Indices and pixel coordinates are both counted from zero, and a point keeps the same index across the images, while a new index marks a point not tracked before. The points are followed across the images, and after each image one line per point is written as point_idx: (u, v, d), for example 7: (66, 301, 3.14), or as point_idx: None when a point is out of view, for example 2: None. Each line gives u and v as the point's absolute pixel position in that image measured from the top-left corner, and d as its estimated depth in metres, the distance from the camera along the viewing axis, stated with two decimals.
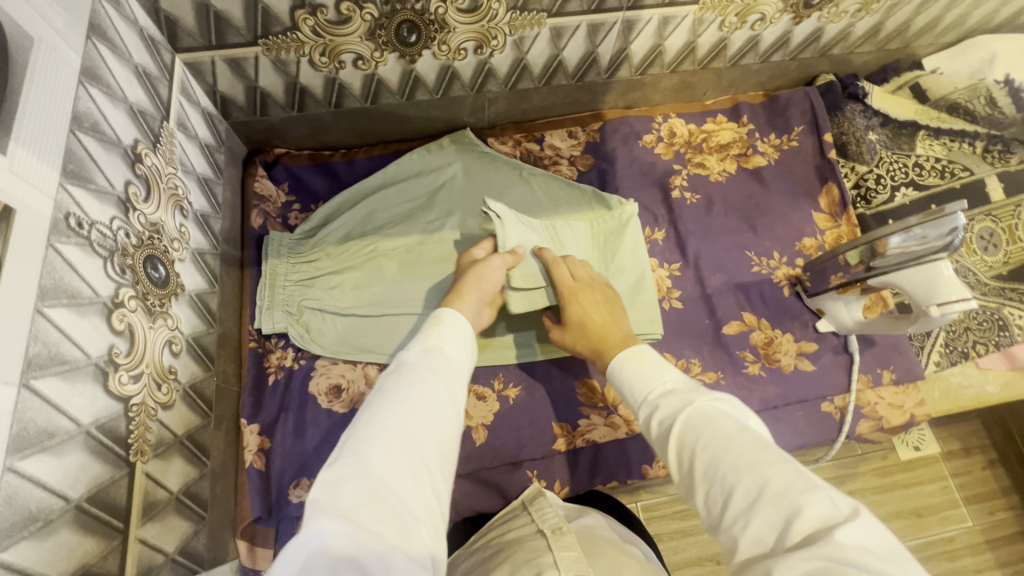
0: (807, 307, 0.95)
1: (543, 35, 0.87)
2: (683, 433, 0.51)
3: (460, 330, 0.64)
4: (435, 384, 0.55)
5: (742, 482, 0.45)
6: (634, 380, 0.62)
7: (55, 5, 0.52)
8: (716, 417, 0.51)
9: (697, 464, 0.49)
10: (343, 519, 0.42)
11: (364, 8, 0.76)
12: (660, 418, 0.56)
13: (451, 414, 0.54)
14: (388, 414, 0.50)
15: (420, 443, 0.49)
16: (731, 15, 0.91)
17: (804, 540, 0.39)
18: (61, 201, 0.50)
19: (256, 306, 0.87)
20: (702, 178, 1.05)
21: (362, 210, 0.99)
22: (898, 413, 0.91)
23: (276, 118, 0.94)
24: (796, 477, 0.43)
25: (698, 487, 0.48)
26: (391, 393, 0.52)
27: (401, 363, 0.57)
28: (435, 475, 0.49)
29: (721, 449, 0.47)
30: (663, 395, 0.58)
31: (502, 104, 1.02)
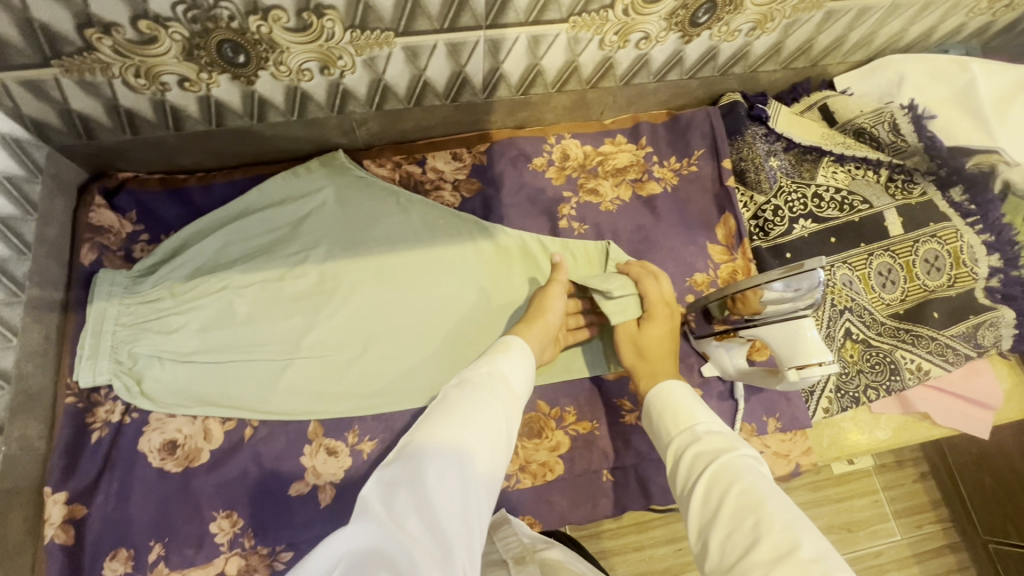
0: (694, 349, 0.89)
1: (396, 55, 0.78)
2: (720, 473, 0.57)
3: (522, 360, 0.70)
4: (494, 407, 0.61)
5: (772, 537, 0.49)
6: (668, 412, 0.68)
7: None
8: (757, 472, 0.56)
9: (725, 505, 0.54)
10: (388, 520, 0.49)
11: (169, 27, 0.66)
12: (699, 453, 0.61)
13: (501, 437, 0.60)
14: (449, 427, 0.57)
15: (473, 462, 0.56)
16: (610, 33, 0.83)
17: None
18: None
19: (77, 354, 0.79)
20: (593, 207, 0.97)
21: (215, 242, 0.90)
22: (782, 462, 0.87)
23: (109, 142, 0.84)
24: (820, 545, 0.48)
25: (718, 528, 0.54)
26: (455, 406, 0.60)
27: (466, 381, 0.64)
28: (482, 486, 0.56)
29: (758, 501, 0.52)
30: (708, 431, 0.63)
31: (374, 125, 0.93)
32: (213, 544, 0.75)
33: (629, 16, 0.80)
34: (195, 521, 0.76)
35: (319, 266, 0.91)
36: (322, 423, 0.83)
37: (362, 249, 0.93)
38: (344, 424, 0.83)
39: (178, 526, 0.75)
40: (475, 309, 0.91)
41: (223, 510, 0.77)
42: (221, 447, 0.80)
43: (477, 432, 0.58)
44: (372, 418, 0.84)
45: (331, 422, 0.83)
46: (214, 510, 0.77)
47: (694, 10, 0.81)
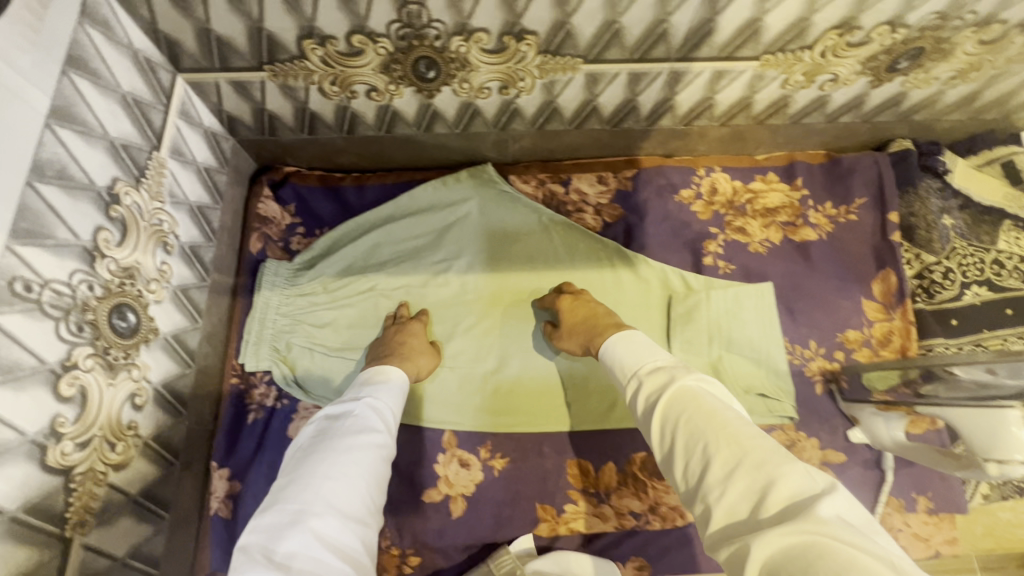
0: (840, 410, 0.85)
1: (576, 80, 0.78)
2: (669, 407, 0.55)
3: (393, 389, 0.72)
4: (365, 434, 0.63)
5: (720, 453, 0.48)
6: (621, 358, 0.67)
7: (19, 43, 0.48)
8: (707, 397, 0.54)
9: (677, 437, 0.53)
10: (274, 565, 0.49)
11: (378, 42, 0.68)
12: (647, 394, 0.60)
13: (377, 460, 0.62)
14: (317, 468, 0.58)
15: (354, 494, 0.58)
16: (798, 73, 0.78)
17: (786, 516, 0.42)
18: (5, 266, 0.46)
19: (243, 338, 0.84)
20: (739, 246, 0.94)
21: (366, 243, 0.93)
22: (921, 545, 0.81)
23: (286, 139, 0.89)
24: (776, 452, 0.47)
25: (678, 454, 0.52)
26: (326, 446, 0.61)
27: (333, 419, 0.65)
28: (358, 511, 0.57)
29: (704, 421, 0.51)
30: (652, 369, 0.62)
31: (528, 142, 0.93)
32: None
33: (825, 58, 0.75)
34: None
35: (461, 277, 0.93)
36: (456, 433, 0.84)
37: (500, 264, 0.94)
38: (477, 438, 0.84)
39: None
40: None
41: None
42: None
43: (349, 463, 0.59)
44: (504, 436, 0.85)
45: (465, 434, 0.85)
46: None
47: (897, 56, 0.76)
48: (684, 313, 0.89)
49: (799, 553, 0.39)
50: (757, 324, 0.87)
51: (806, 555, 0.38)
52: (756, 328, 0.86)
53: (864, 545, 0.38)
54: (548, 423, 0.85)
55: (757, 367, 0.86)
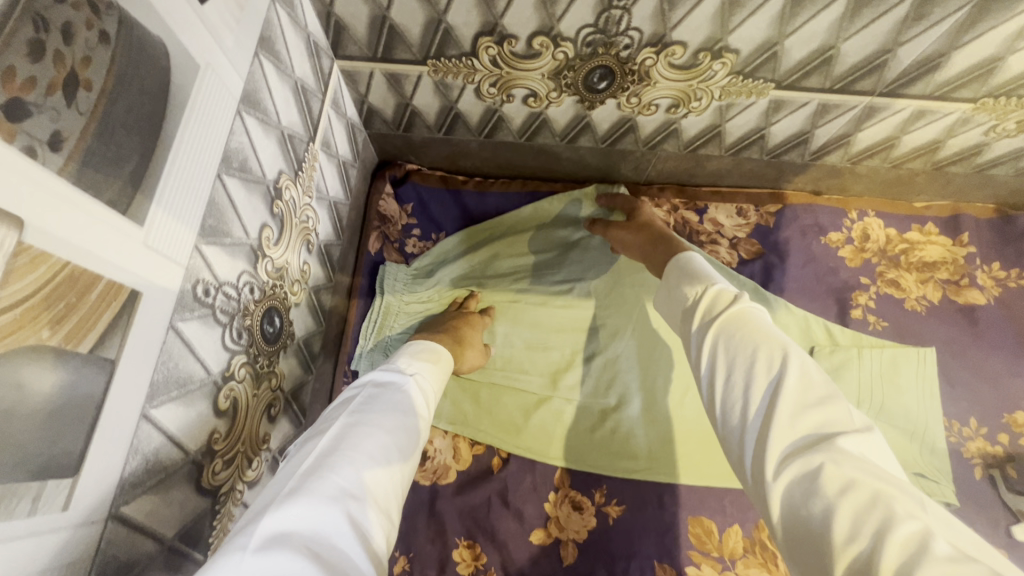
0: (1003, 501, 0.75)
1: (757, 106, 0.70)
2: (722, 323, 0.45)
3: (441, 372, 0.60)
4: (411, 415, 0.50)
5: (758, 370, 0.40)
6: (683, 279, 0.54)
7: (229, 20, 0.43)
8: (761, 319, 0.44)
9: (717, 350, 0.44)
10: (307, 552, 0.34)
11: (560, 45, 0.62)
12: (699, 310, 0.49)
13: (416, 447, 0.49)
14: (362, 437, 0.44)
15: (393, 480, 0.44)
16: (1010, 121, 0.69)
17: (803, 447, 0.36)
18: (192, 268, 0.41)
19: (358, 343, 0.79)
20: (892, 302, 0.85)
21: (485, 253, 0.87)
22: None
23: (418, 137, 0.83)
24: (811, 381, 0.38)
25: (717, 380, 0.43)
26: (372, 414, 0.47)
27: (377, 384, 0.52)
28: (390, 505, 0.43)
29: (751, 337, 0.42)
30: (722, 291, 0.49)
31: (672, 163, 0.86)
32: (454, 573, 0.72)
33: None
34: (438, 543, 0.74)
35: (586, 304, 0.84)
36: (569, 471, 0.78)
37: (624, 289, 0.83)
38: (591, 480, 0.78)
39: (422, 544, 0.74)
40: None
41: (465, 538, 0.74)
42: (470, 471, 0.78)
43: (396, 441, 0.46)
44: (623, 481, 0.78)
45: (579, 474, 0.78)
46: (456, 536, 0.74)
47: None
48: (831, 369, 0.79)
49: (812, 481, 0.33)
50: (916, 392, 0.78)
51: (823, 486, 0.33)
52: (914, 398, 0.78)
53: (890, 482, 0.32)
54: (671, 474, 0.77)
55: (911, 440, 0.77)
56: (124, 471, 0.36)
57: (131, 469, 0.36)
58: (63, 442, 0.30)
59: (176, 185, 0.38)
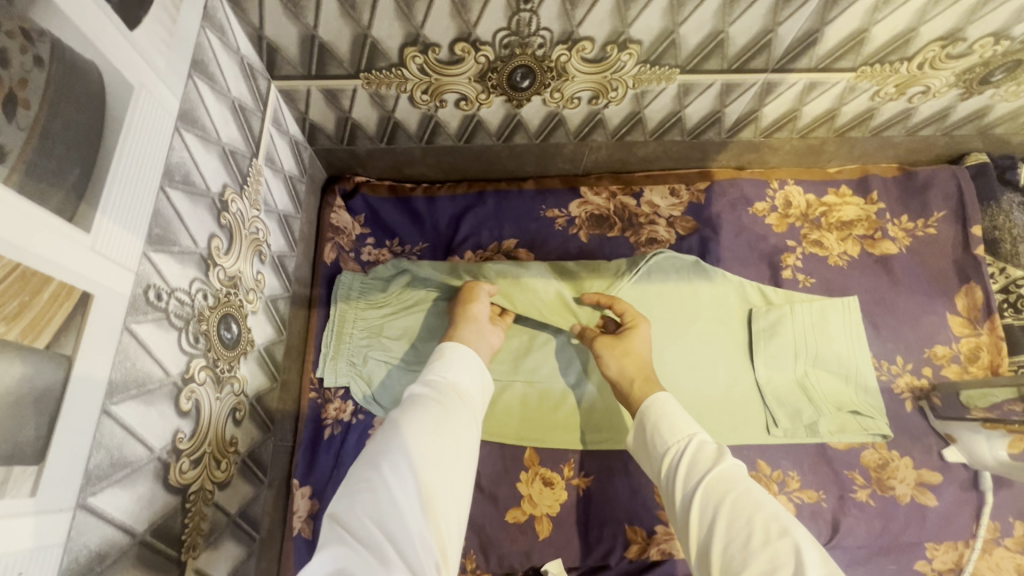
0: (933, 429, 0.83)
1: (669, 91, 0.77)
2: (712, 484, 0.54)
3: (466, 362, 0.66)
4: (434, 410, 0.58)
5: (761, 548, 0.47)
6: (661, 422, 0.63)
7: (160, 45, 0.46)
8: (750, 483, 0.53)
9: (720, 520, 0.51)
10: (350, 538, 0.46)
11: (480, 50, 0.67)
12: (689, 468, 0.57)
13: (453, 433, 0.57)
14: (402, 442, 0.54)
15: (431, 464, 0.53)
16: (890, 86, 0.78)
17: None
18: (142, 273, 0.44)
19: (321, 351, 0.81)
20: (818, 260, 0.92)
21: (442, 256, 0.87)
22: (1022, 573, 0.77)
23: (362, 149, 0.87)
24: (817, 553, 0.46)
25: (721, 554, 0.49)
26: (398, 424, 0.56)
27: (415, 399, 0.60)
28: (436, 476, 0.52)
29: (749, 507, 0.50)
30: (700, 445, 0.59)
31: (604, 152, 0.92)
32: None
33: (922, 70, 0.75)
34: None
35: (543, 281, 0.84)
36: (537, 451, 0.81)
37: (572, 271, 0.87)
38: (559, 456, 0.81)
39: None
40: (696, 354, 0.84)
41: None
42: None
43: (434, 439, 0.55)
44: (589, 453, 0.81)
45: (546, 451, 0.81)
46: None
47: (993, 69, 0.76)
48: (767, 327, 0.85)
49: None
50: (845, 338, 0.84)
51: None
52: (843, 343, 0.84)
53: None
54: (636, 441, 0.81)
55: (846, 383, 0.83)
56: (89, 463, 0.38)
57: (96, 462, 0.38)
58: (25, 431, 0.32)
59: (119, 195, 0.41)
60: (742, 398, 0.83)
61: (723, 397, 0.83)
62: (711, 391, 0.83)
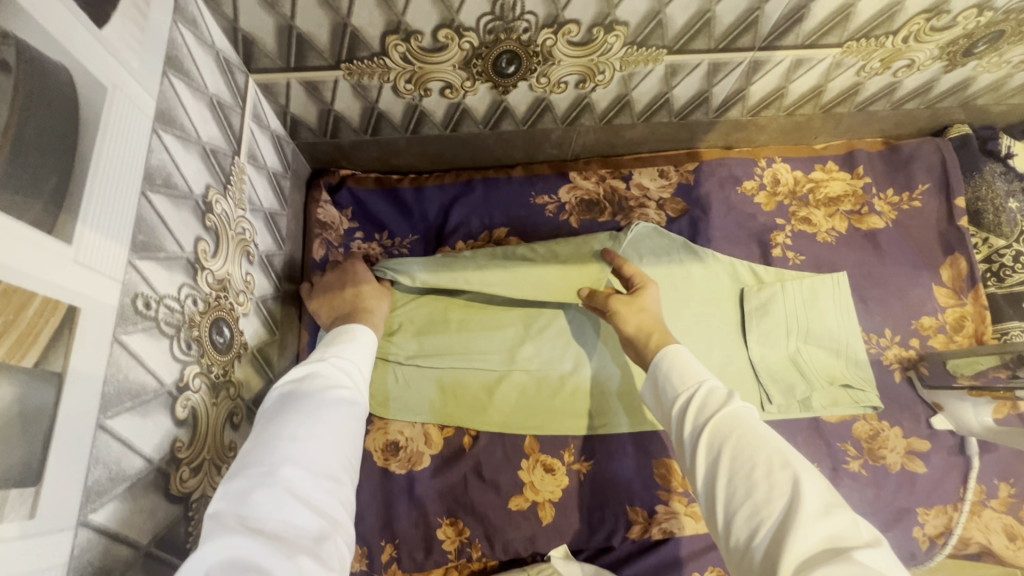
0: (921, 398, 0.85)
1: (656, 72, 0.76)
2: (718, 426, 0.51)
3: (366, 345, 0.61)
4: (338, 391, 0.52)
5: (763, 482, 0.45)
6: (672, 369, 0.60)
7: (130, 41, 0.44)
8: (760, 423, 0.51)
9: (723, 458, 0.49)
10: (247, 535, 0.38)
11: (464, 36, 0.66)
12: (696, 412, 0.54)
13: (355, 419, 0.51)
14: (300, 427, 0.46)
15: (333, 451, 0.47)
16: (875, 60, 0.78)
17: (821, 555, 0.40)
18: (129, 282, 0.42)
19: (315, 350, 0.80)
20: (807, 237, 0.93)
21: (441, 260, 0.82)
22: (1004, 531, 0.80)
23: (346, 141, 0.85)
24: (820, 484, 0.44)
25: (722, 491, 0.48)
26: (296, 405, 0.48)
27: (308, 376, 0.52)
28: (338, 466, 0.47)
29: (755, 445, 0.48)
30: (707, 389, 0.56)
31: (592, 136, 0.91)
32: (441, 550, 0.77)
33: (907, 44, 0.75)
34: (421, 525, 0.78)
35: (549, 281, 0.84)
36: (537, 438, 0.82)
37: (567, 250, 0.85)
38: (559, 442, 0.82)
39: (407, 529, 0.77)
40: (691, 335, 0.85)
41: (447, 516, 0.79)
42: (443, 454, 0.81)
43: (336, 423, 0.49)
44: (589, 439, 0.82)
45: (546, 438, 0.82)
46: (438, 516, 0.78)
47: (977, 40, 0.76)
48: (759, 306, 0.86)
49: None
50: (835, 313, 0.86)
51: None
52: (833, 318, 0.86)
53: None
54: (634, 424, 0.81)
55: (837, 357, 0.85)
56: (88, 480, 0.37)
57: (95, 478, 0.38)
58: (21, 452, 0.32)
59: (99, 203, 0.39)
60: (736, 377, 0.84)
61: (718, 376, 0.84)
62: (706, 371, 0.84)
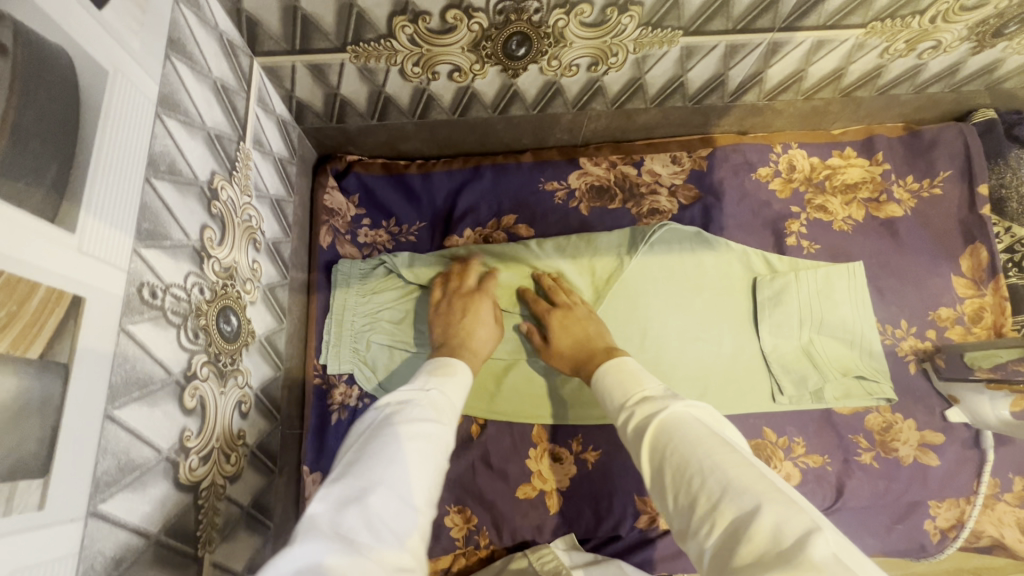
0: (937, 390, 0.83)
1: (670, 55, 0.73)
2: (655, 438, 0.49)
3: (461, 378, 0.62)
4: (434, 424, 0.52)
5: (704, 486, 0.43)
6: (615, 388, 0.60)
7: (132, 22, 0.43)
8: (691, 420, 0.49)
9: (665, 468, 0.46)
10: (338, 540, 0.38)
11: (473, 16, 0.64)
12: (636, 426, 0.53)
13: (443, 454, 0.51)
14: (398, 450, 0.47)
15: (421, 483, 0.47)
16: (900, 42, 0.75)
17: (767, 552, 0.36)
18: (134, 271, 0.42)
19: (323, 338, 0.80)
20: (822, 226, 0.91)
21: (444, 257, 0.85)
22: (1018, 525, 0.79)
23: (353, 126, 0.84)
24: (755, 477, 0.42)
25: (671, 502, 0.45)
26: (395, 428, 0.50)
27: (406, 403, 0.54)
28: (423, 501, 0.46)
29: (689, 449, 0.45)
30: (642, 399, 0.55)
31: (604, 121, 0.89)
32: (449, 537, 0.78)
33: (934, 24, 0.72)
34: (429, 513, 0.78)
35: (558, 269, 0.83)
36: (546, 427, 0.81)
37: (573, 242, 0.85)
38: (566, 431, 0.81)
39: None
40: (702, 326, 0.84)
41: (455, 504, 0.79)
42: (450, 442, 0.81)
43: (427, 454, 0.49)
44: (597, 429, 0.81)
45: (554, 427, 0.81)
46: (445, 504, 0.79)
47: (1007, 20, 0.73)
48: (772, 296, 0.84)
49: None
50: (850, 304, 0.84)
51: None
52: (848, 309, 0.84)
53: None
54: None
55: (850, 348, 0.83)
56: (96, 470, 0.37)
57: (103, 468, 0.38)
58: (28, 444, 0.31)
59: (102, 191, 0.39)
60: (747, 367, 0.83)
61: (729, 367, 0.83)
62: (717, 361, 0.83)
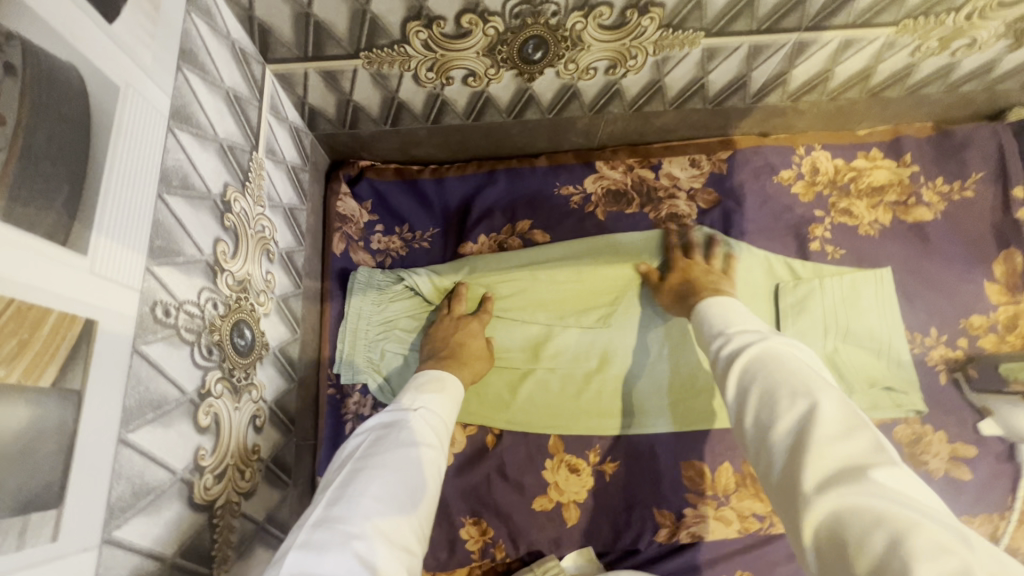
0: (969, 402, 0.80)
1: (691, 57, 0.71)
2: (749, 358, 0.48)
3: (450, 395, 0.61)
4: (420, 448, 0.52)
5: (784, 408, 0.42)
6: (712, 311, 0.60)
7: (144, 35, 0.42)
8: (787, 353, 0.47)
9: (753, 383, 0.46)
10: None
11: (489, 21, 0.62)
12: (728, 345, 0.52)
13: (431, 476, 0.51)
14: (382, 482, 0.47)
15: (406, 513, 0.46)
16: (932, 40, 0.72)
17: (843, 472, 0.37)
18: (148, 290, 0.41)
19: (337, 347, 0.79)
20: (847, 230, 0.88)
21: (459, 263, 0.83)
22: None
23: (366, 132, 0.83)
24: (840, 404, 0.41)
25: (746, 419, 0.46)
26: (377, 458, 0.49)
27: (392, 425, 0.54)
28: (408, 536, 0.46)
29: (781, 371, 0.45)
30: (743, 329, 0.54)
31: (621, 124, 0.87)
32: (465, 550, 0.76)
33: (969, 21, 0.69)
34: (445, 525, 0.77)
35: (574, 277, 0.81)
36: (562, 438, 0.80)
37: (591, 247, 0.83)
38: (583, 442, 0.80)
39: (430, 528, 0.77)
40: None
41: (470, 516, 0.78)
42: (466, 452, 0.80)
43: (411, 481, 0.48)
44: (614, 440, 0.79)
45: (570, 438, 0.80)
46: (461, 516, 0.77)
47: None
48: (796, 303, 0.81)
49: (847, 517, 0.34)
50: (878, 312, 0.81)
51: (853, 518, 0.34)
52: (875, 317, 0.81)
53: (920, 510, 0.33)
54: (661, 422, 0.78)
55: (878, 358, 0.80)
56: (111, 496, 0.36)
57: (118, 493, 0.37)
58: (41, 474, 0.31)
59: (114, 211, 0.38)
60: None
61: None
62: None
